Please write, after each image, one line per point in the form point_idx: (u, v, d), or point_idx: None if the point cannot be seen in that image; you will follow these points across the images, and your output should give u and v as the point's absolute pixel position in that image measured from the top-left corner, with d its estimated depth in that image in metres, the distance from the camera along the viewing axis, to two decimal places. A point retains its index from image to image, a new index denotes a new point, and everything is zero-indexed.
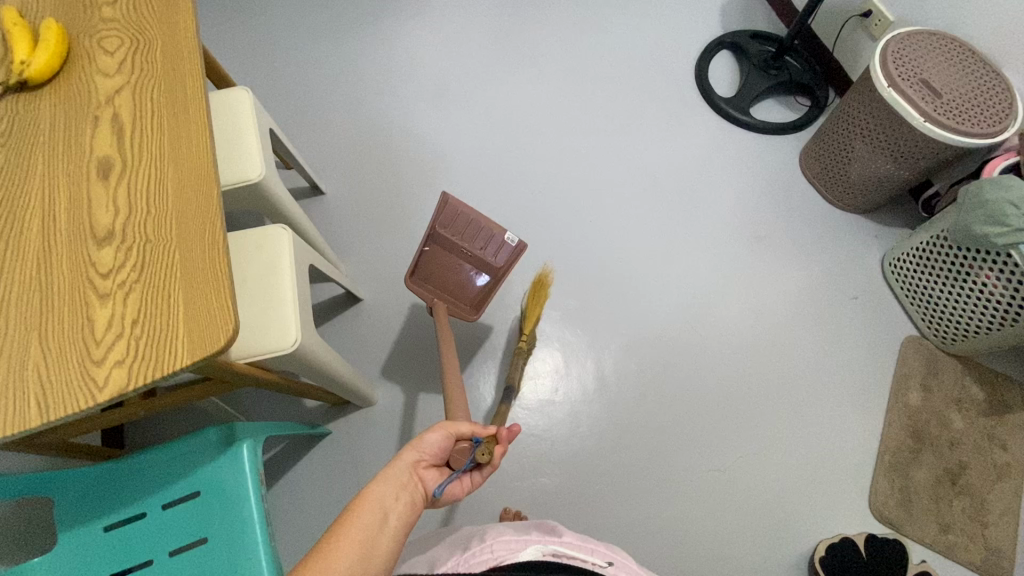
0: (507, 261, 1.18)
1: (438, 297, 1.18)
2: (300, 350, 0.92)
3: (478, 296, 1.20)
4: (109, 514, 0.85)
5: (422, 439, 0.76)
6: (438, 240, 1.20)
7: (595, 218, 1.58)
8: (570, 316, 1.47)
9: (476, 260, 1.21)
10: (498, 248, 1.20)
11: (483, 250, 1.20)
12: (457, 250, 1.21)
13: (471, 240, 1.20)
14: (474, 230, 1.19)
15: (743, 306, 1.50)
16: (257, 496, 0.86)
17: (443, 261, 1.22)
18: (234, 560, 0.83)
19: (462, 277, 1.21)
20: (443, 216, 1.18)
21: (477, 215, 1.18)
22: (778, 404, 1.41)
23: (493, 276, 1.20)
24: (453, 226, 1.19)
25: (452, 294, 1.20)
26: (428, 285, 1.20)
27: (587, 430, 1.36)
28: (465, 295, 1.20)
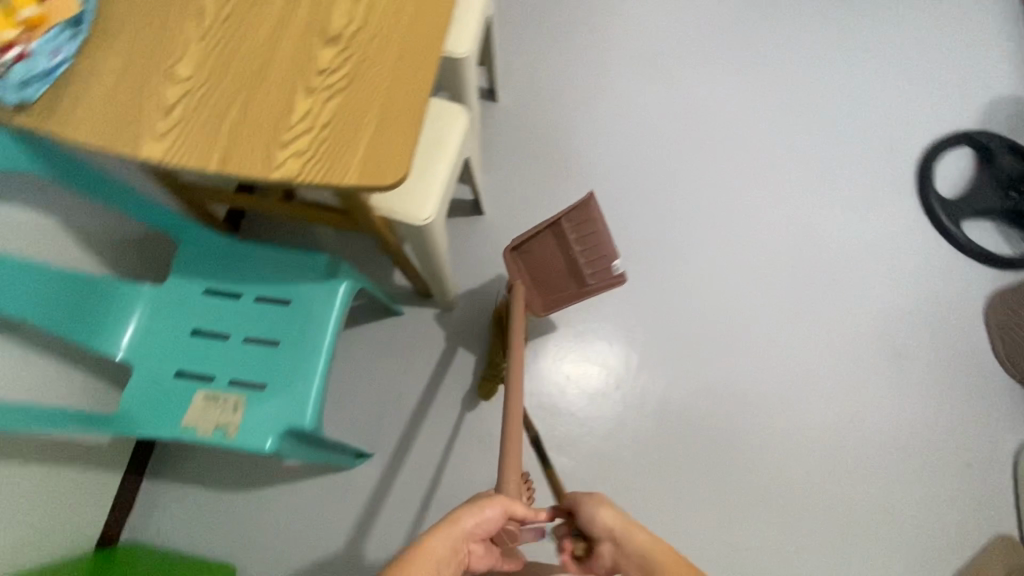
0: (600, 285, 1.08)
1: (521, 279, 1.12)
2: (426, 228, 0.93)
3: (553, 297, 1.13)
4: (212, 281, 0.93)
5: (480, 515, 0.67)
6: (556, 229, 1.09)
7: (738, 250, 1.47)
8: (662, 328, 1.40)
9: (574, 267, 1.11)
10: (600, 270, 1.09)
11: (586, 263, 1.09)
12: (565, 248, 1.10)
13: (582, 248, 1.09)
14: (591, 242, 1.09)
15: (840, 410, 1.36)
16: (332, 330, 0.90)
17: (547, 249, 1.11)
18: (292, 375, 0.88)
19: (552, 272, 1.12)
20: (575, 214, 1.08)
21: (604, 232, 1.07)
22: (825, 525, 1.28)
23: (578, 289, 1.11)
24: (579, 227, 1.08)
25: (534, 281, 1.13)
26: (519, 262, 1.12)
27: (622, 439, 1.32)
28: (543, 290, 1.13)
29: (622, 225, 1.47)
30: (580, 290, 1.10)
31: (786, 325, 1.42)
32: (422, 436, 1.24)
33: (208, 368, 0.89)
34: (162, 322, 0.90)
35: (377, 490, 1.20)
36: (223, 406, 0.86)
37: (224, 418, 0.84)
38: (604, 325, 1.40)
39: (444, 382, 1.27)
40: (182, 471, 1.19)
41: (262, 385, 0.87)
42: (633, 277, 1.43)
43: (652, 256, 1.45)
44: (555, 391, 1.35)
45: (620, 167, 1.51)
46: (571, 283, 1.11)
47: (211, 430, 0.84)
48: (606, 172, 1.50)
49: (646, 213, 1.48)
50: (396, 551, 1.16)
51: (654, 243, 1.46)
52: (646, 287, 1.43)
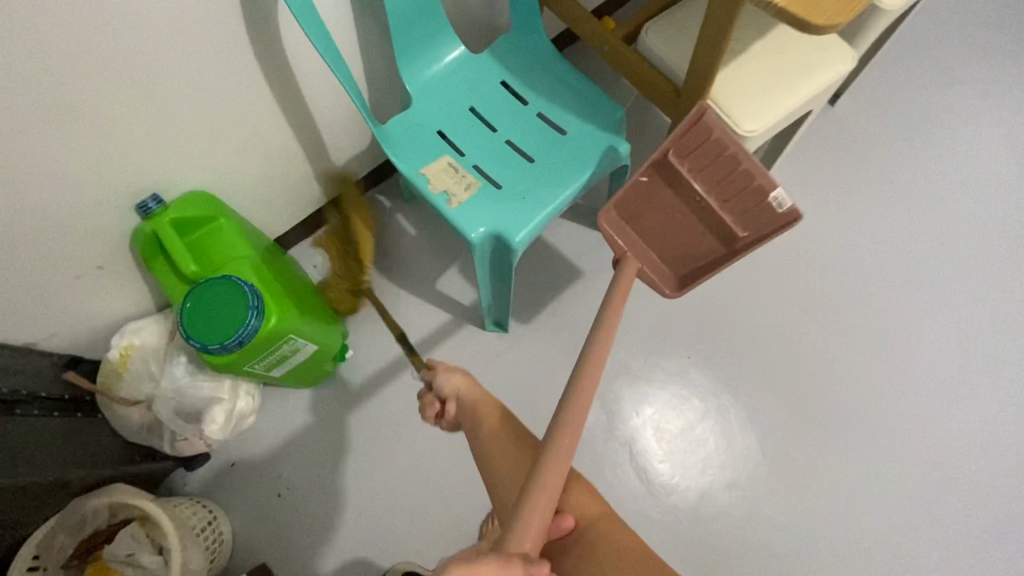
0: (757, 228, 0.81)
1: (639, 245, 0.87)
2: (739, 144, 0.83)
3: (695, 264, 0.86)
4: (512, 77, 0.92)
5: None
6: (665, 173, 0.84)
7: (1011, 417, 1.13)
8: (866, 428, 1.13)
9: (716, 217, 0.84)
10: (753, 210, 0.81)
11: (729, 207, 0.83)
12: (691, 195, 0.85)
13: (718, 188, 0.83)
14: (730, 173, 0.80)
15: None
16: (586, 179, 0.85)
17: (668, 202, 0.86)
18: (527, 194, 0.85)
19: (687, 234, 0.86)
20: (688, 135, 0.80)
21: (740, 146, 0.78)
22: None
23: (730, 247, 0.84)
24: (701, 157, 0.81)
25: (659, 251, 0.88)
26: (628, 232, 0.87)
27: (743, 497, 1.09)
28: (674, 256, 0.87)
29: (890, 301, 1.21)
30: (732, 245, 0.83)
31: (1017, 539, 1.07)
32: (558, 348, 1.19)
33: (464, 142, 0.89)
34: (456, 83, 0.91)
35: (492, 359, 1.17)
36: (458, 179, 0.85)
37: (453, 188, 0.84)
38: (801, 383, 1.16)
39: None
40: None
41: (498, 185, 0.85)
42: (867, 359, 1.17)
43: (904, 355, 1.17)
44: (667, 401, 1.15)
45: (924, 242, 1.26)
46: (716, 243, 0.86)
47: (439, 189, 0.84)
48: (905, 241, 1.26)
49: (924, 308, 1.21)
50: None
51: (915, 340, 1.18)
52: (875, 378, 1.16)
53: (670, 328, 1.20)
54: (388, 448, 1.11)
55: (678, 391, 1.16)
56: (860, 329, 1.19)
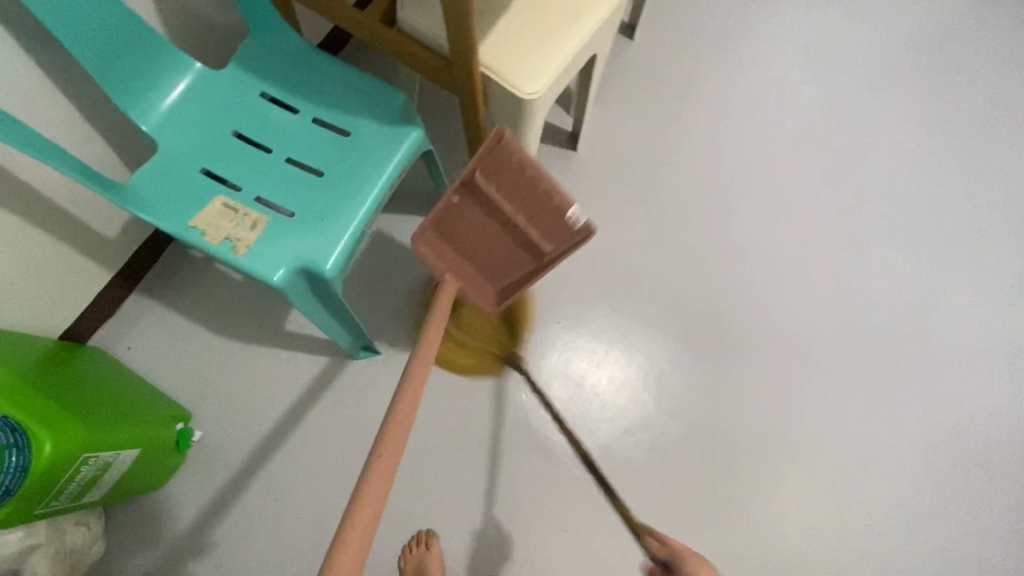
0: (563, 245, 0.82)
1: (455, 269, 0.83)
2: (527, 106, 0.79)
3: (516, 282, 0.85)
4: (273, 87, 0.80)
5: None
6: (472, 198, 0.83)
7: (853, 289, 1.23)
8: (733, 338, 1.18)
9: (522, 235, 0.84)
10: (554, 227, 0.82)
11: (532, 223, 0.83)
12: (495, 213, 0.83)
13: (519, 206, 0.82)
14: (529, 191, 0.81)
15: (914, 506, 1.10)
16: (386, 180, 0.76)
17: (476, 226, 0.84)
18: (326, 213, 0.74)
19: (503, 257, 0.85)
20: (491, 160, 0.79)
21: (541, 172, 0.79)
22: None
23: (538, 262, 0.84)
24: (503, 177, 0.80)
25: (475, 266, 0.85)
26: (444, 252, 0.84)
27: (645, 441, 1.11)
28: (493, 271, 0.85)
29: (729, 214, 1.26)
30: (541, 259, 0.83)
31: (895, 394, 1.14)
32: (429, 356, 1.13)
33: (239, 175, 0.76)
34: (206, 107, 0.79)
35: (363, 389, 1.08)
36: (240, 221, 0.72)
37: (237, 232, 0.71)
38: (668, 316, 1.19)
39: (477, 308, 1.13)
40: (179, 292, 1.09)
41: (290, 212, 0.73)
42: (722, 274, 1.22)
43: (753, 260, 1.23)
44: (557, 372, 1.14)
45: (744, 148, 1.31)
46: (525, 257, 0.85)
47: (220, 239, 0.71)
48: (727, 153, 1.31)
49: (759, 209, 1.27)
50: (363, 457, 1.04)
51: (758, 244, 1.25)
52: (734, 289, 1.20)
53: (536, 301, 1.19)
54: (274, 521, 0.99)
55: (559, 356, 1.15)
56: (709, 247, 1.24)
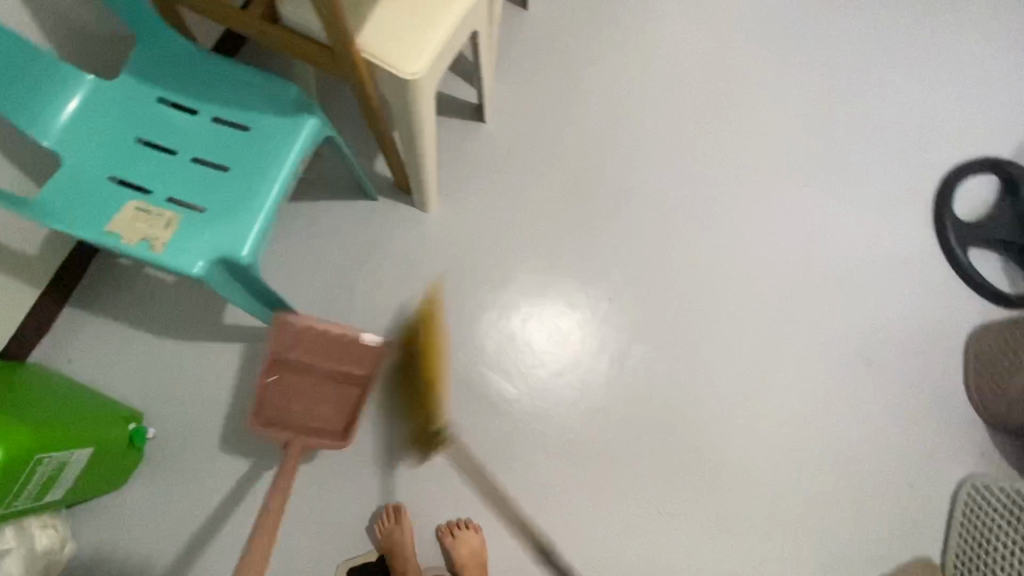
0: (374, 365, 1.09)
1: (293, 430, 1.03)
2: (412, 87, 0.86)
3: (347, 417, 1.07)
4: (169, 91, 0.85)
5: None
6: (285, 368, 1.06)
7: (740, 223, 1.40)
8: (641, 280, 1.34)
9: (338, 372, 1.09)
10: (360, 355, 1.09)
11: (343, 360, 1.09)
12: (313, 364, 1.08)
13: (325, 355, 1.08)
14: (328, 343, 1.07)
15: (800, 401, 1.31)
16: (289, 169, 0.83)
17: (300, 387, 1.07)
18: (236, 205, 0.80)
19: (329, 402, 1.07)
20: (279, 342, 1.04)
21: (325, 328, 1.05)
22: (761, 520, 1.24)
23: (360, 382, 1.09)
24: (298, 344, 1.05)
25: (312, 419, 1.06)
26: (278, 424, 1.03)
27: (573, 380, 1.27)
28: (324, 420, 1.06)
29: (629, 168, 1.39)
30: (362, 382, 1.09)
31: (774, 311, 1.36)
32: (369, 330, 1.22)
33: (147, 179, 0.81)
34: (105, 116, 0.82)
35: None
36: (153, 221, 0.77)
37: (153, 232, 0.77)
38: (582, 266, 1.32)
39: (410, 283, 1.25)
40: (113, 300, 1.13)
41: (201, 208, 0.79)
42: (626, 224, 1.36)
43: (653, 208, 1.38)
44: (494, 333, 1.26)
45: (637, 104, 1.43)
46: (348, 386, 1.09)
47: (138, 240, 0.76)
48: (623, 110, 1.42)
49: (655, 160, 1.40)
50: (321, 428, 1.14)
51: (656, 193, 1.39)
52: (638, 237, 1.35)
53: (462, 267, 1.28)
54: (240, 498, 1.07)
55: (493, 316, 1.27)
56: (613, 201, 1.37)
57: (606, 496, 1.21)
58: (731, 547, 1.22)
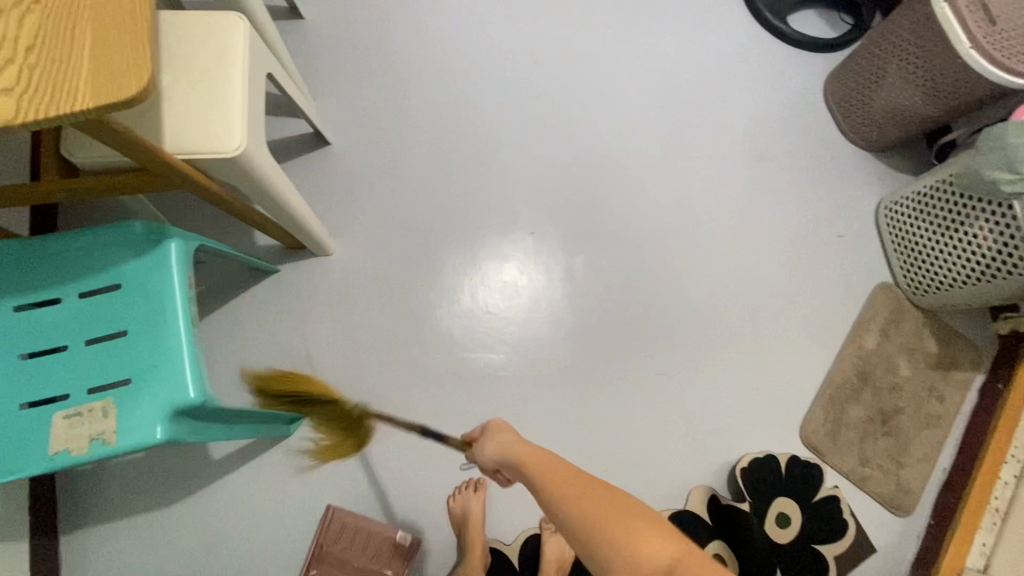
0: (402, 563, 1.15)
1: None
2: (244, 159, 0.84)
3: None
4: (21, 295, 0.80)
5: None
6: (325, 561, 1.13)
7: (598, 104, 1.46)
8: (549, 201, 1.39)
9: (374, 568, 1.14)
10: (392, 561, 1.15)
11: (377, 559, 1.15)
12: (350, 564, 1.14)
13: (363, 551, 1.15)
14: (364, 538, 1.15)
15: (726, 222, 1.44)
16: (183, 298, 0.81)
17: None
18: (156, 358, 0.79)
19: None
20: (327, 534, 1.15)
21: (364, 524, 1.16)
22: (749, 333, 1.38)
23: None
24: (341, 539, 1.15)
25: None
26: None
27: (542, 318, 1.33)
28: None
29: (481, 111, 1.41)
30: None
31: (667, 163, 1.45)
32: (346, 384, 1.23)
33: (57, 387, 0.78)
34: None
35: (316, 447, 1.19)
36: (91, 418, 0.76)
37: (96, 428, 0.75)
38: (493, 219, 1.36)
39: (356, 324, 1.26)
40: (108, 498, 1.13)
41: (127, 380, 0.77)
42: (508, 162, 1.39)
43: (520, 135, 1.41)
44: (454, 320, 1.30)
45: (455, 50, 1.44)
46: None
47: (87, 443, 0.74)
48: (443, 63, 1.43)
49: (497, 93, 1.43)
50: (361, 486, 1.19)
51: (517, 119, 1.42)
52: (524, 167, 1.40)
53: (392, 282, 1.29)
54: None
55: (445, 306, 1.30)
56: (486, 148, 1.39)
57: (624, 389, 1.31)
58: (739, 369, 1.36)
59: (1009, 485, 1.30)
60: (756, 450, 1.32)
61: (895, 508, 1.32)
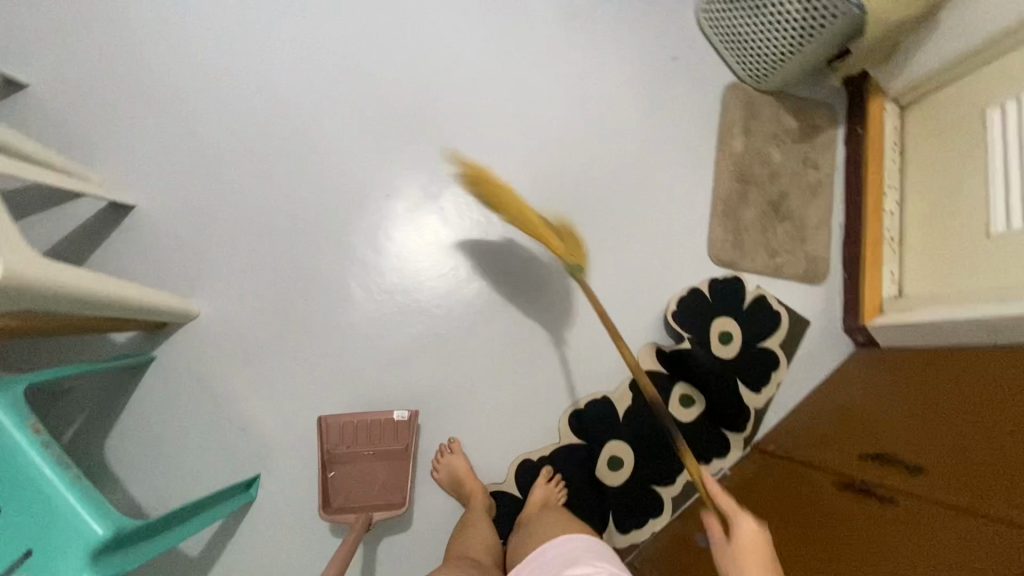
0: (408, 437, 1.19)
1: (361, 509, 1.15)
2: (16, 281, 0.74)
3: (400, 487, 1.18)
4: None
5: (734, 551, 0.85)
6: (338, 461, 1.17)
7: (390, 31, 1.34)
8: (389, 156, 1.31)
9: (384, 451, 1.19)
10: (397, 436, 1.19)
11: (385, 441, 1.19)
12: (360, 456, 1.18)
13: (369, 440, 1.18)
14: (367, 430, 1.18)
15: (565, 95, 1.40)
16: (38, 448, 0.74)
17: (356, 472, 1.18)
18: (45, 518, 0.73)
19: (383, 477, 1.18)
20: (330, 440, 1.17)
21: (358, 420, 1.18)
22: (629, 190, 1.40)
23: (407, 455, 1.19)
24: (344, 439, 1.18)
25: (375, 497, 1.17)
26: (349, 507, 1.16)
27: (437, 271, 1.30)
28: (385, 495, 1.17)
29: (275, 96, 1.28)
30: (406, 453, 1.19)
31: (485, 64, 1.37)
32: (282, 426, 1.19)
33: None
34: None
35: (284, 495, 1.18)
36: None
37: None
38: (343, 200, 1.28)
39: (261, 367, 1.20)
40: None
41: (26, 553, 0.72)
42: (329, 136, 1.29)
43: (328, 102, 1.30)
44: (356, 314, 1.25)
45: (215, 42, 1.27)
46: (398, 462, 1.19)
47: None
48: (207, 62, 1.26)
49: (280, 68, 1.29)
50: None
51: (317, 86, 1.30)
52: (348, 133, 1.30)
53: (276, 310, 1.23)
54: None
55: (340, 306, 1.25)
56: (300, 133, 1.28)
57: (543, 296, 1.32)
58: (634, 227, 1.38)
59: (894, 214, 1.40)
60: (679, 291, 1.38)
61: (813, 279, 1.42)
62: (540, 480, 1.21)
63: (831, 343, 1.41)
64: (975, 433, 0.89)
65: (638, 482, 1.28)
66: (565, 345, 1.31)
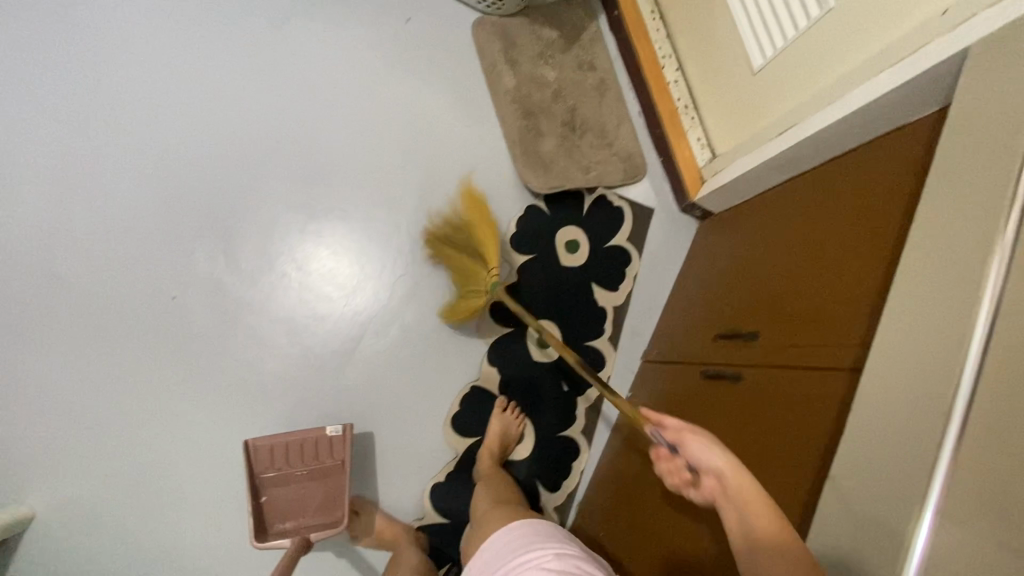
0: (343, 451, 1.12)
1: (299, 530, 1.08)
2: None
3: (340, 501, 1.11)
4: None
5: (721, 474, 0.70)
6: (270, 484, 1.10)
7: (115, 135, 1.25)
8: (168, 254, 1.22)
9: (319, 470, 1.12)
10: (330, 453, 1.13)
11: (317, 459, 1.12)
12: (294, 479, 1.11)
13: (301, 460, 1.12)
14: (298, 450, 1.12)
15: (320, 111, 1.32)
16: None
17: (291, 494, 1.11)
18: None
19: (321, 496, 1.11)
20: (259, 463, 1.10)
21: (286, 439, 1.11)
22: (426, 173, 1.33)
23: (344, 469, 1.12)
24: (275, 462, 1.11)
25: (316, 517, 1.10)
26: (288, 530, 1.08)
27: (269, 345, 1.22)
28: (326, 514, 1.10)
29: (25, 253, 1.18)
30: (342, 468, 1.12)
31: (238, 116, 1.29)
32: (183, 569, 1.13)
33: None
34: None
35: None
36: None
37: None
38: (140, 322, 1.19)
39: (134, 525, 1.13)
40: None
41: None
42: (97, 265, 1.20)
43: (96, 228, 1.21)
44: (207, 427, 1.17)
45: None
46: (334, 479, 1.12)
47: None
48: None
49: (33, 218, 1.20)
50: None
51: (64, 223, 1.21)
52: (115, 253, 1.20)
53: (122, 463, 1.14)
54: None
55: (186, 427, 1.17)
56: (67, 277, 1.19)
57: (386, 317, 1.26)
58: (446, 207, 1.32)
59: (678, 81, 1.37)
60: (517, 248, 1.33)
61: (635, 176, 1.39)
62: (495, 411, 1.22)
63: (676, 226, 1.40)
64: (827, 270, 0.84)
65: (552, 444, 1.28)
66: (428, 354, 1.26)
